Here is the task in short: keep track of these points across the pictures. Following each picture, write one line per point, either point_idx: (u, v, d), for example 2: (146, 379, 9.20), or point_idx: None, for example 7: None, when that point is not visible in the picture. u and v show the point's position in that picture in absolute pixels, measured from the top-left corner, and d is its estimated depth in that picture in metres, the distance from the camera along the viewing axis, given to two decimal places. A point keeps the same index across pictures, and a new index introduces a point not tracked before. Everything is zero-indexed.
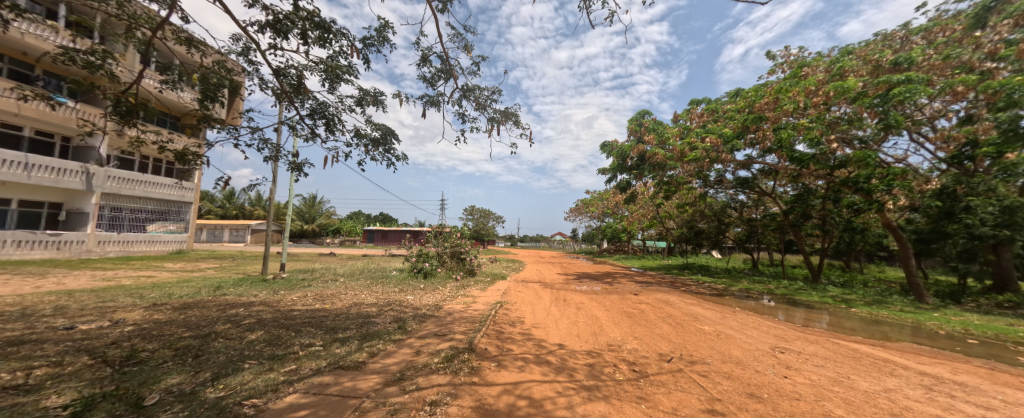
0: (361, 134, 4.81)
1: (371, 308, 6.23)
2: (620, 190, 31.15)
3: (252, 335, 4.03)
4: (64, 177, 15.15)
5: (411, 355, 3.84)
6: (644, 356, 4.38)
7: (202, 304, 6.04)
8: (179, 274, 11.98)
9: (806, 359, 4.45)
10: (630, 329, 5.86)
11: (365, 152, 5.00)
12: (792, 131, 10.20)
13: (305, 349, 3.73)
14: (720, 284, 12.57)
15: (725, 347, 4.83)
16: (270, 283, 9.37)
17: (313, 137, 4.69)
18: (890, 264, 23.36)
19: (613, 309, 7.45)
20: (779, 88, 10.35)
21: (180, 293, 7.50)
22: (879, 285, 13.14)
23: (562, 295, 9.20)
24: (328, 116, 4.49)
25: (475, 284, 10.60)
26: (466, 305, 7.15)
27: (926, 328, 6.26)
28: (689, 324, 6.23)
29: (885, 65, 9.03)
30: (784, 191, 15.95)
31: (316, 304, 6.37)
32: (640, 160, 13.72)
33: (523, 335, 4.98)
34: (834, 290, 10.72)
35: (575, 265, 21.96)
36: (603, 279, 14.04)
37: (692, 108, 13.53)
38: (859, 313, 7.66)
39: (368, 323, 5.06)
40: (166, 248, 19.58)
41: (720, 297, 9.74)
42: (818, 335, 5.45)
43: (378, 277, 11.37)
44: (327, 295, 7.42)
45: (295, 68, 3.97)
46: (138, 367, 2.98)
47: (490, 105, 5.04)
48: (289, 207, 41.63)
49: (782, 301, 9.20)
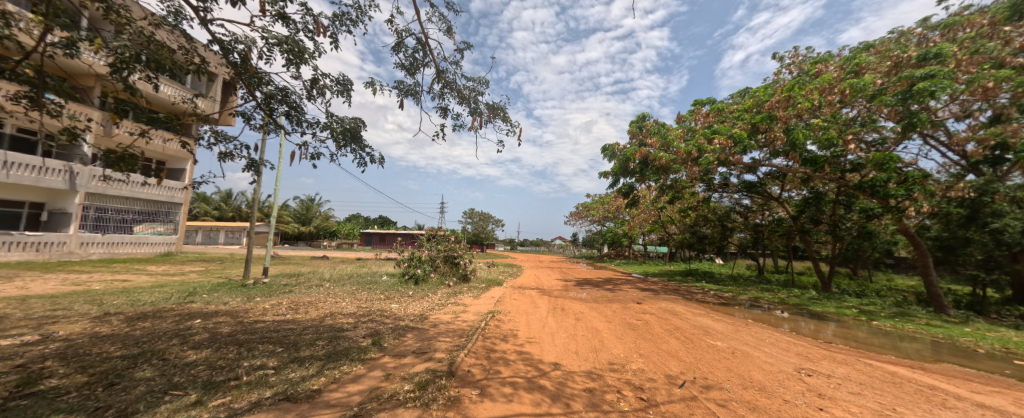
0: (329, 127, 4.25)
1: (347, 319, 5.65)
2: (620, 194, 30.57)
3: (195, 355, 3.46)
4: (45, 176, 14.58)
5: (380, 381, 3.25)
6: (651, 379, 3.80)
7: (159, 314, 5.46)
8: (158, 278, 11.35)
9: (839, 384, 3.86)
10: (634, 344, 5.25)
11: (335, 147, 4.47)
12: (806, 132, 9.59)
13: (252, 373, 3.14)
14: (727, 292, 11.97)
15: (743, 368, 4.25)
16: (249, 289, 8.76)
17: (276, 129, 4.15)
18: (896, 271, 22.81)
19: (615, 321, 6.84)
20: (791, 86, 9.82)
21: (145, 300, 6.92)
22: (894, 295, 12.47)
23: (561, 304, 8.61)
24: (290, 105, 3.92)
25: (468, 291, 10.02)
26: (454, 316, 6.54)
27: (963, 346, 5.63)
28: (700, 339, 5.61)
29: (908, 61, 8.42)
30: (792, 195, 15.41)
31: (288, 314, 5.78)
32: (643, 163, 13.24)
33: (515, 354, 4.36)
34: (851, 300, 10.08)
35: (575, 271, 21.36)
36: (604, 286, 13.44)
37: (697, 108, 12.98)
38: (882, 326, 7.04)
39: (338, 339, 4.47)
40: (154, 250, 18.92)
41: (728, 307, 9.13)
42: (846, 354, 4.81)
43: (366, 282, 10.76)
44: (304, 303, 6.82)
45: (246, 44, 3.35)
46: (28, 401, 2.38)
47: (474, 98, 4.63)
48: (286, 210, 41.10)
49: (795, 311, 8.59)
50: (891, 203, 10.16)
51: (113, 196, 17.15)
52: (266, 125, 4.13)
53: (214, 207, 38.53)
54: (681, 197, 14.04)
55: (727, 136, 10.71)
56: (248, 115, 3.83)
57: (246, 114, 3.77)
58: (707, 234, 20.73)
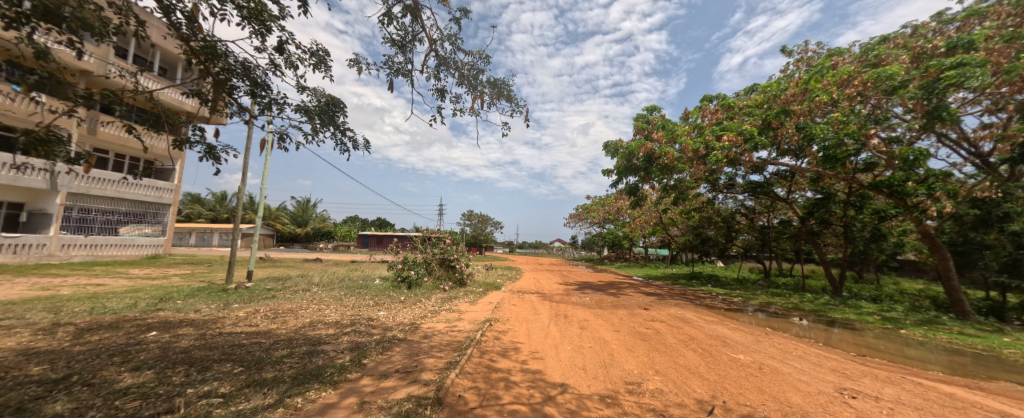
0: (302, 106, 3.74)
1: (328, 329, 5.08)
2: (621, 195, 30.08)
3: (130, 380, 2.89)
4: (23, 175, 13.99)
5: (351, 412, 2.68)
6: (676, 404, 3.27)
7: (116, 325, 4.85)
8: (134, 282, 10.72)
9: (892, 409, 3.31)
10: (648, 358, 4.70)
11: (311, 132, 3.96)
12: (824, 127, 9.05)
13: (192, 404, 2.56)
14: (736, 297, 11.43)
15: (777, 388, 3.73)
16: (228, 294, 8.15)
17: (242, 111, 3.66)
18: (901, 274, 22.37)
19: (624, 329, 6.29)
20: (807, 78, 9.31)
21: (110, 307, 6.31)
22: (908, 300, 11.94)
23: (563, 310, 8.06)
24: (254, 80, 3.44)
25: (464, 296, 9.47)
26: (448, 325, 5.96)
27: (1010, 359, 5.09)
28: (719, 351, 5.05)
29: (935, 51, 7.98)
30: (800, 195, 14.95)
31: (263, 324, 5.21)
32: (648, 160, 12.79)
33: (518, 372, 3.83)
34: (870, 306, 9.55)
35: (575, 274, 20.73)
36: (607, 290, 12.89)
37: (704, 105, 12.50)
38: (912, 335, 6.51)
39: (313, 354, 3.91)
40: (140, 252, 18.21)
41: (741, 313, 8.55)
42: (888, 370, 4.27)
43: (356, 287, 10.16)
44: (283, 311, 6.21)
45: (195, 5, 2.86)
46: None
47: (473, 77, 4.30)
48: (281, 211, 40.35)
49: (813, 318, 8.05)
50: (910, 204, 9.69)
51: (97, 196, 16.49)
52: (228, 109, 3.64)
53: (209, 208, 37.80)
54: (686, 198, 13.54)
55: (737, 133, 10.17)
56: (199, 95, 3.30)
57: (198, 97, 3.27)
58: (711, 236, 20.24)
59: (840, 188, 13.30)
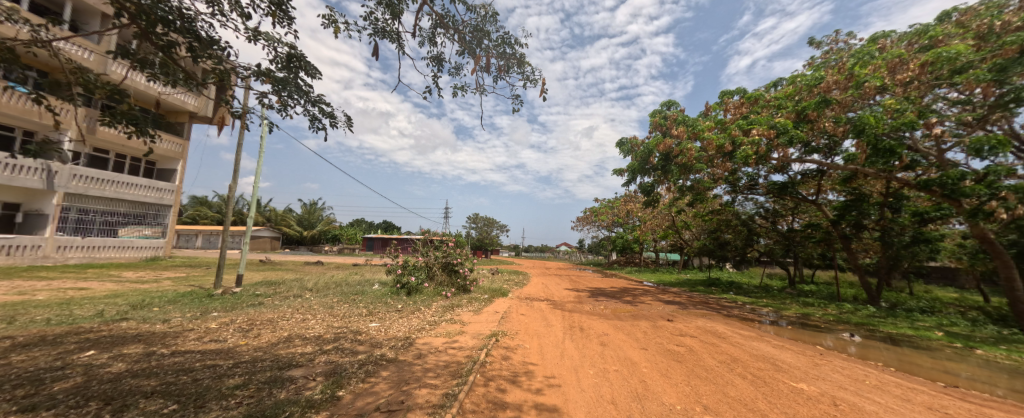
0: (260, 70, 3.09)
1: (306, 346, 4.32)
2: (632, 198, 29.08)
3: None
4: (20, 175, 13.59)
5: None
6: None
7: (58, 340, 4.11)
8: (121, 286, 10.09)
9: None
10: (689, 387, 3.82)
11: (277, 105, 3.31)
12: (877, 116, 7.95)
13: None
14: (766, 307, 10.42)
15: None
16: (209, 301, 7.39)
17: (183, 76, 2.95)
18: (932, 282, 21.00)
19: (650, 346, 5.41)
20: (852, 62, 8.34)
21: (69, 317, 5.57)
22: (959, 311, 10.76)
23: (577, 321, 7.22)
24: (192, 31, 2.70)
25: (468, 304, 8.67)
26: (448, 340, 5.17)
27: None
28: (774, 377, 4.15)
29: (1008, 27, 6.94)
30: (829, 196, 13.91)
31: (233, 338, 4.48)
32: (665, 158, 11.97)
33: (536, 410, 3.00)
34: (925, 319, 8.47)
35: (584, 279, 19.71)
36: (622, 297, 12.00)
37: (725, 99, 11.61)
38: (996, 358, 5.49)
39: (276, 383, 3.11)
40: (139, 254, 17.68)
41: (777, 327, 7.60)
42: (1005, 410, 3.35)
43: (352, 293, 9.41)
44: (260, 323, 5.44)
45: None
46: None
47: (474, 38, 3.64)
48: (287, 214, 40.02)
49: (864, 334, 7.06)
50: (966, 204, 8.63)
51: (95, 197, 16.03)
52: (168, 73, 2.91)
53: (215, 210, 37.69)
54: (705, 199, 12.62)
55: (768, 126, 9.24)
56: (126, 53, 2.58)
57: (120, 54, 2.53)
58: (728, 240, 19.22)
59: (874, 188, 12.28)
